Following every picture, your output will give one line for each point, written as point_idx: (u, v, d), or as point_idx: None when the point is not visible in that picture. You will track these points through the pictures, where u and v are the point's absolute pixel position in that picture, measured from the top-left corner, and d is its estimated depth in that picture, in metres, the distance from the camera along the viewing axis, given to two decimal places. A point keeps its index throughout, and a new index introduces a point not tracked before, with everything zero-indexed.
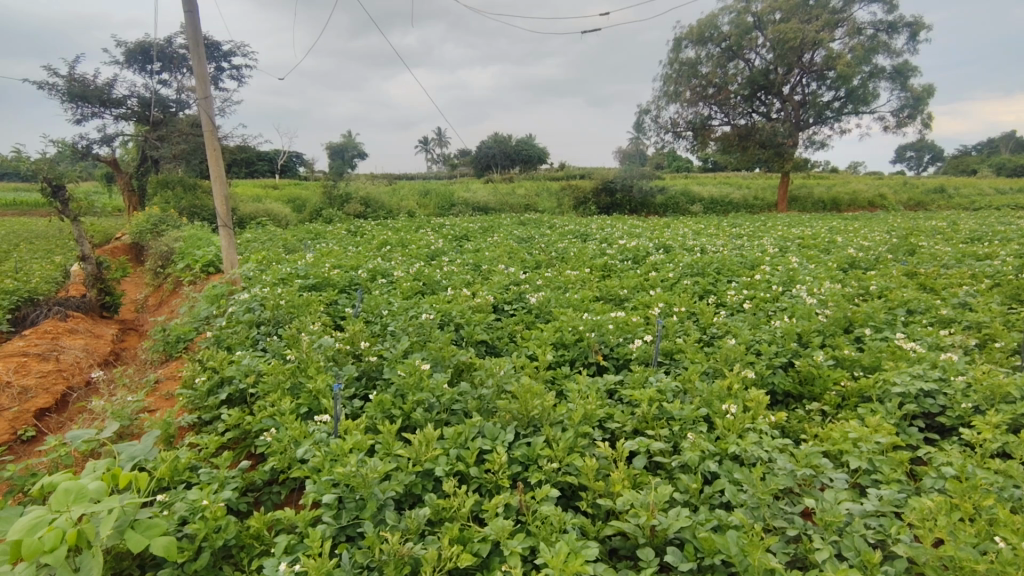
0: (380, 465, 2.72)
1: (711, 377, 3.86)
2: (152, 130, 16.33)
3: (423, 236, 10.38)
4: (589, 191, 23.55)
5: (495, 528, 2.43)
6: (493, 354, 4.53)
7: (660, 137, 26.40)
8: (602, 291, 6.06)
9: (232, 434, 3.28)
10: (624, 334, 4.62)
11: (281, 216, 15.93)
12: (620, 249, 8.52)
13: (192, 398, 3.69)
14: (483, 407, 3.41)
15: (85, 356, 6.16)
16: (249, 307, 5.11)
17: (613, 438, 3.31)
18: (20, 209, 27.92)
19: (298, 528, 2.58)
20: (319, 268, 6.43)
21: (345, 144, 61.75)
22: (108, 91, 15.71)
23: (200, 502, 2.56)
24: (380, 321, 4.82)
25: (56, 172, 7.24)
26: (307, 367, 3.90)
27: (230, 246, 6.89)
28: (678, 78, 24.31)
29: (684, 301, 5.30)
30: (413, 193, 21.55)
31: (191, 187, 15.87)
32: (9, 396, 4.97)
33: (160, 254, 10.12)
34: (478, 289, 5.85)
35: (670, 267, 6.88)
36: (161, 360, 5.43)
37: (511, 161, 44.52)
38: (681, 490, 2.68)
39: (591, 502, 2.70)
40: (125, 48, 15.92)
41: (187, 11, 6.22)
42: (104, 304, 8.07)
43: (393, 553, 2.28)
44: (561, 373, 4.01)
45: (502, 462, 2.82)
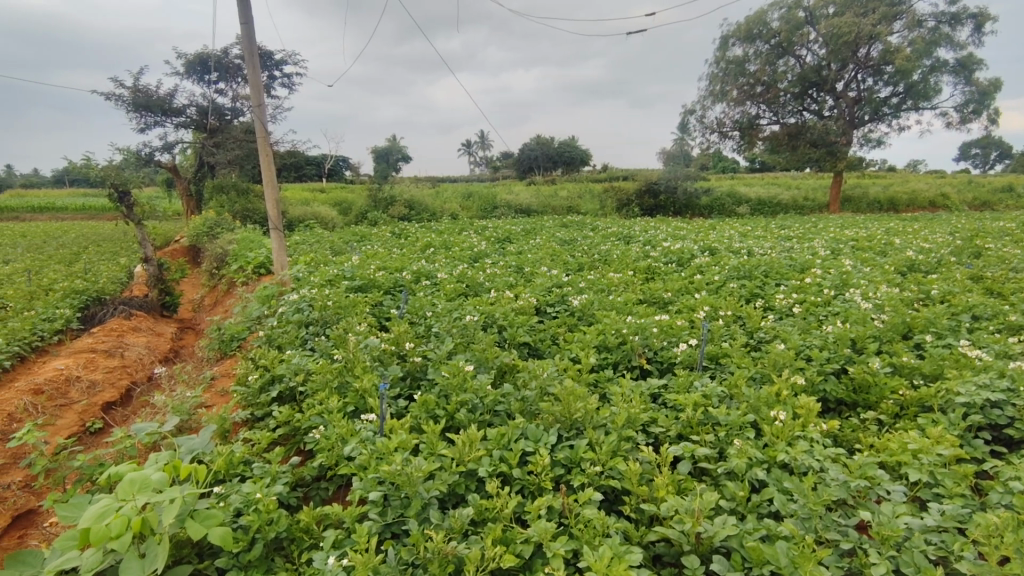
0: (424, 464, 2.77)
1: (759, 383, 3.77)
2: (209, 137, 17.06)
3: (467, 239, 10.47)
4: (632, 193, 23.31)
5: (538, 530, 2.43)
6: (536, 356, 4.54)
7: (706, 137, 25.88)
8: (645, 294, 5.98)
9: (283, 431, 3.39)
10: (668, 338, 4.54)
11: (328, 219, 16.36)
12: (663, 251, 8.39)
13: (246, 395, 3.86)
14: (526, 409, 3.42)
15: (147, 353, 6.47)
16: (299, 308, 5.26)
17: (657, 442, 3.27)
18: (88, 214, 29.51)
19: (345, 523, 2.66)
20: (365, 270, 6.58)
21: (390, 147, 62.91)
22: (169, 101, 16.46)
23: (254, 496, 2.67)
24: (425, 322, 4.90)
25: (122, 178, 7.64)
26: (354, 367, 3.99)
27: (280, 248, 7.10)
28: (725, 76, 23.82)
29: (731, 305, 5.18)
30: (457, 196, 21.80)
31: (244, 192, 16.62)
32: (80, 389, 5.28)
33: (216, 256, 10.56)
34: (520, 292, 5.87)
35: (715, 271, 6.74)
36: (217, 358, 5.65)
37: (554, 164, 44.43)
38: (727, 498, 2.64)
39: (635, 507, 2.68)
40: (185, 59, 16.66)
41: (242, 23, 6.48)
42: (164, 304, 8.47)
43: (438, 551, 2.32)
44: (604, 376, 3.98)
45: (545, 464, 2.83)
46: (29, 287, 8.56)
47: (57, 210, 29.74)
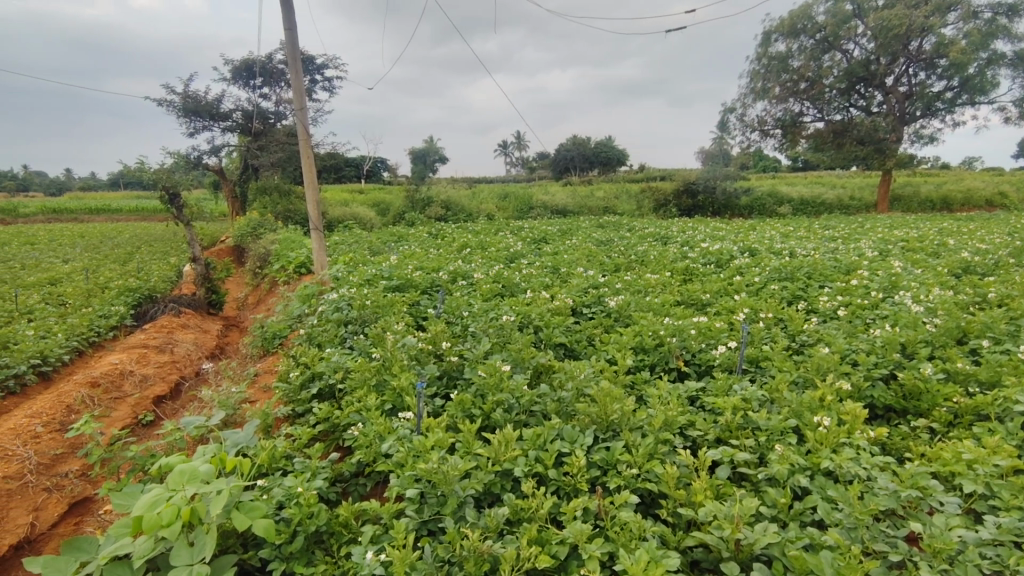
0: (460, 462, 2.80)
1: (801, 387, 3.66)
2: (253, 140, 17.58)
3: (502, 239, 10.51)
4: (670, 193, 22.99)
5: (574, 531, 2.42)
6: (571, 357, 4.52)
7: (746, 136, 25.34)
8: (683, 295, 5.90)
9: (323, 427, 3.46)
10: (707, 340, 4.46)
11: (366, 220, 16.65)
12: (702, 252, 8.24)
13: (288, 392, 3.96)
14: (562, 410, 3.41)
15: (195, 350, 6.72)
16: (339, 307, 5.36)
17: (694, 446, 3.22)
18: (141, 215, 30.81)
19: (383, 519, 2.70)
20: (403, 270, 6.66)
21: (427, 149, 63.59)
22: (217, 106, 17.03)
23: (295, 490, 2.74)
24: (461, 322, 4.93)
25: (173, 181, 7.95)
26: (392, 366, 4.04)
27: (320, 248, 7.25)
28: (767, 73, 23.25)
29: (772, 307, 5.05)
30: (493, 197, 21.89)
31: (286, 193, 17.06)
32: (133, 382, 5.52)
33: (260, 255, 10.87)
34: (557, 292, 5.86)
35: (756, 272, 6.59)
36: (260, 355, 5.82)
37: (590, 164, 44.15)
38: (768, 504, 2.58)
39: (672, 511, 2.65)
40: (232, 65, 17.22)
41: (286, 28, 6.66)
42: (211, 302, 8.77)
43: (474, 549, 2.34)
44: (641, 378, 3.93)
45: (581, 465, 2.82)
46: (87, 285, 8.98)
47: (113, 211, 31.14)
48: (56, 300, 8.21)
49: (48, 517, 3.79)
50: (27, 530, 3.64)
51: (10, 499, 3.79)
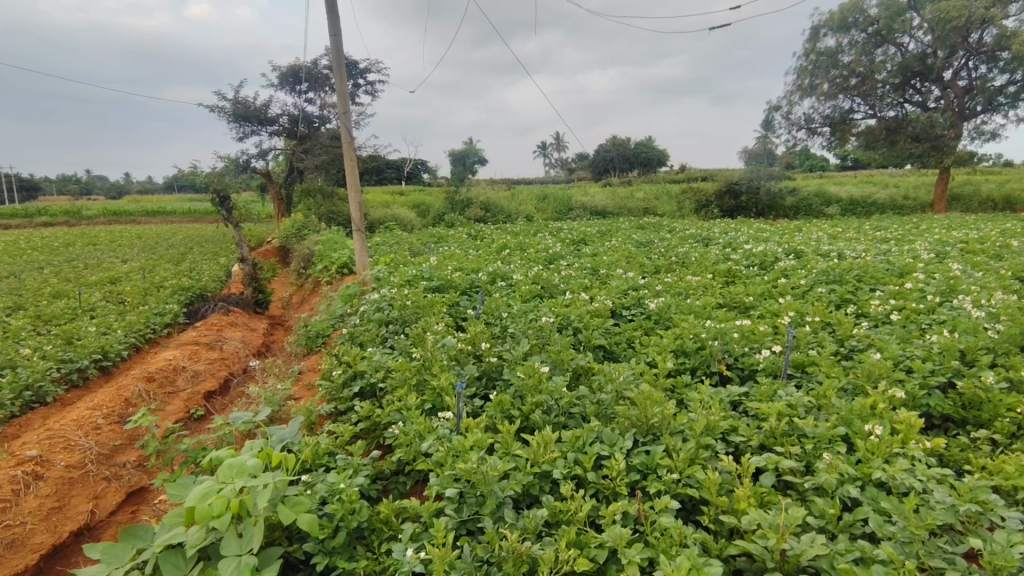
0: (499, 463, 2.81)
1: (851, 395, 3.53)
2: (298, 144, 18.08)
3: (541, 240, 10.53)
4: (712, 194, 22.54)
5: (613, 535, 2.39)
6: (611, 359, 4.48)
7: (792, 135, 24.65)
8: (726, 297, 5.77)
9: (364, 425, 3.53)
10: (750, 343, 4.35)
11: (406, 221, 16.89)
12: (746, 253, 8.05)
13: (330, 389, 4.05)
14: (601, 413, 3.38)
15: (243, 347, 6.95)
16: (380, 307, 5.45)
17: (737, 452, 3.14)
18: (194, 217, 32.08)
19: (423, 518, 2.73)
20: (443, 271, 6.73)
21: (466, 151, 64.04)
22: (265, 111, 17.59)
23: (338, 486, 2.80)
24: (500, 323, 4.95)
25: (223, 184, 8.24)
26: (432, 366, 4.08)
27: (362, 249, 7.38)
28: (815, 69, 22.52)
29: (819, 310, 4.89)
30: (531, 198, 21.89)
31: (329, 195, 17.45)
32: (186, 378, 5.74)
33: (304, 256, 11.16)
34: (596, 294, 5.82)
35: (802, 274, 6.40)
36: (304, 353, 5.97)
37: (630, 165, 43.67)
38: (815, 515, 2.50)
39: (714, 518, 2.59)
40: (279, 71, 17.75)
41: (332, 35, 6.81)
42: (258, 301, 9.05)
43: (513, 550, 2.34)
44: (682, 382, 3.87)
45: (620, 469, 2.79)
46: (144, 284, 9.40)
47: (168, 214, 32.51)
48: (115, 297, 8.62)
49: (106, 505, 3.98)
50: (87, 517, 3.81)
51: (72, 487, 3.99)
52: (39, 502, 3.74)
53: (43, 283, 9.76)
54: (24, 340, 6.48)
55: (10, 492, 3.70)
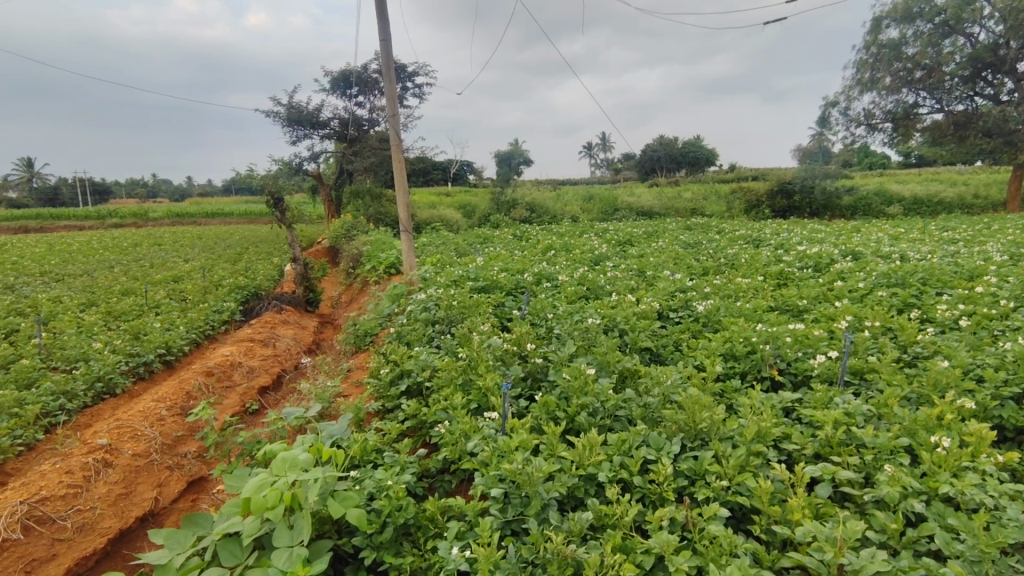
0: (544, 464, 2.80)
1: (914, 404, 3.36)
2: (348, 146, 18.56)
3: (587, 241, 10.46)
4: (763, 193, 21.91)
5: (660, 541, 2.34)
6: (657, 362, 4.41)
7: (850, 131, 23.69)
8: (778, 300, 5.59)
9: (411, 423, 3.59)
10: (804, 348, 4.18)
11: (452, 221, 17.10)
12: (799, 255, 7.78)
13: (378, 387, 4.13)
14: (648, 416, 3.33)
15: (294, 345, 7.17)
16: (427, 307, 5.53)
17: (790, 460, 3.03)
18: (250, 218, 33.33)
19: (468, 516, 2.75)
20: (488, 271, 6.77)
21: (512, 152, 64.23)
22: (317, 115, 18.13)
23: (385, 482, 2.84)
24: (546, 325, 4.94)
25: (277, 186, 8.52)
26: (477, 366, 4.11)
27: (409, 250, 7.51)
28: (876, 62, 21.53)
29: (880, 315, 4.67)
30: (577, 199, 21.79)
31: (377, 197, 17.82)
32: (242, 373, 5.96)
33: (353, 256, 11.44)
34: (643, 296, 5.73)
35: (860, 277, 6.15)
36: (353, 351, 6.12)
37: (677, 164, 42.82)
38: (875, 529, 2.39)
39: (765, 527, 2.51)
40: (331, 77, 18.27)
41: (382, 39, 6.95)
42: (309, 300, 9.32)
43: (557, 552, 2.33)
44: (731, 386, 3.76)
45: (667, 474, 2.74)
46: (203, 282, 9.83)
47: (225, 215, 33.85)
48: (178, 295, 9.04)
49: (170, 493, 4.17)
50: (152, 504, 4.01)
51: (138, 474, 4.20)
52: (108, 487, 3.95)
53: (113, 281, 10.33)
54: (96, 334, 6.86)
55: (83, 478, 3.92)
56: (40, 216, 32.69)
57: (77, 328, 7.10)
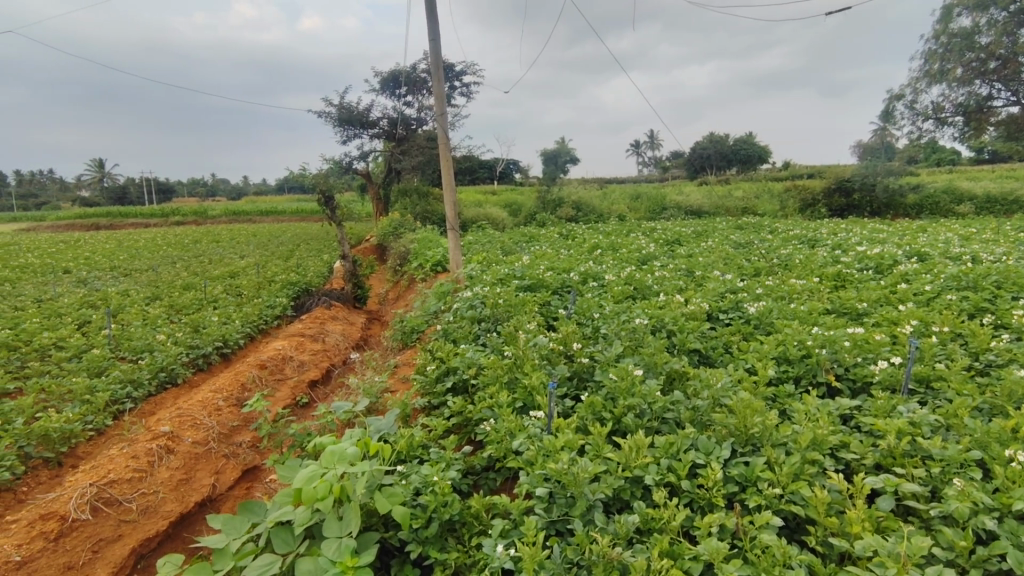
0: (590, 465, 2.76)
1: (986, 415, 3.16)
2: (397, 146, 18.88)
3: (634, 240, 10.31)
4: (819, 192, 21.16)
5: (709, 548, 2.28)
6: (706, 364, 4.30)
7: (916, 126, 22.59)
8: (835, 303, 5.37)
9: (457, 420, 3.61)
10: (864, 353, 3.99)
11: (498, 220, 17.17)
12: (860, 256, 7.45)
13: (425, 384, 4.18)
14: (697, 419, 3.25)
15: (343, 340, 7.35)
16: (473, 304, 5.57)
17: (848, 470, 2.90)
18: (303, 216, 34.34)
19: (512, 514, 2.75)
20: (534, 269, 6.76)
21: (558, 150, 64.04)
22: (366, 115, 18.52)
23: (431, 478, 2.86)
24: (592, 324, 4.89)
25: (328, 185, 8.74)
26: (523, 365, 4.09)
27: (456, 248, 7.57)
28: (946, 52, 20.41)
29: (948, 320, 4.41)
30: (624, 198, 21.53)
31: (424, 195, 18.08)
32: (293, 367, 6.15)
33: (401, 254, 11.65)
34: (691, 296, 5.60)
35: (927, 279, 5.83)
36: (399, 347, 6.23)
37: (728, 163, 41.68)
38: (942, 546, 2.26)
39: (822, 539, 2.41)
40: (381, 77, 18.63)
41: (431, 38, 7.02)
42: (357, 297, 9.54)
43: (603, 555, 2.30)
44: (785, 391, 3.63)
45: (717, 479, 2.66)
46: (258, 278, 10.18)
47: (280, 214, 34.97)
48: (235, 290, 9.39)
49: (226, 480, 4.34)
50: (210, 490, 4.18)
51: (197, 461, 4.38)
52: (170, 473, 4.13)
53: (175, 276, 10.82)
54: (160, 327, 7.20)
55: (147, 463, 4.11)
56: (112, 214, 34.57)
57: (143, 320, 7.46)
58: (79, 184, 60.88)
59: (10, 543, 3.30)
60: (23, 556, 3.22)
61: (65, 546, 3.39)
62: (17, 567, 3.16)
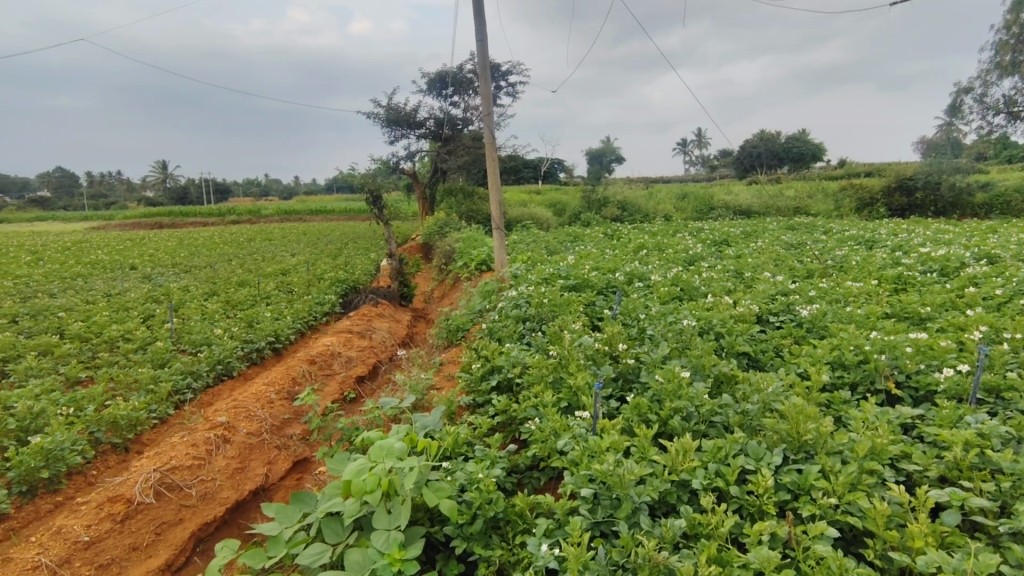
0: (636, 467, 2.74)
1: None
2: (443, 146, 19.12)
3: (681, 241, 10.15)
4: (878, 191, 20.31)
5: (759, 557, 2.21)
6: (756, 368, 4.19)
7: (986, 121, 21.43)
8: (896, 307, 5.15)
9: (501, 419, 3.63)
10: (927, 360, 3.80)
11: (542, 220, 17.18)
12: (924, 257, 7.12)
13: (470, 381, 4.23)
14: (746, 424, 3.16)
15: (389, 337, 7.49)
16: (518, 304, 5.59)
17: (909, 482, 2.77)
18: (350, 215, 35.14)
19: (556, 514, 2.74)
20: (579, 269, 6.72)
21: (604, 149, 63.50)
22: (413, 116, 18.82)
23: (476, 475, 2.88)
24: (638, 325, 4.84)
25: (376, 184, 8.92)
26: (568, 365, 4.08)
27: (501, 247, 7.61)
28: (1020, 43, 19.29)
29: (1021, 326, 4.16)
30: (671, 198, 21.20)
31: (469, 195, 18.26)
32: (341, 363, 6.30)
33: (446, 253, 11.80)
34: (741, 298, 5.47)
35: (998, 283, 5.51)
36: (444, 345, 6.31)
37: (780, 161, 40.47)
38: (1013, 564, 2.13)
39: (880, 553, 2.31)
40: (428, 78, 18.89)
41: (479, 39, 7.07)
42: (404, 294, 9.70)
43: (649, 558, 2.27)
44: (840, 398, 3.50)
45: (768, 486, 2.59)
46: (309, 275, 10.47)
47: (329, 212, 35.88)
48: (286, 287, 9.69)
49: (278, 471, 4.49)
50: (263, 479, 4.33)
51: (252, 451, 4.55)
52: (227, 461, 4.30)
53: (232, 273, 11.25)
54: (217, 321, 7.51)
55: (205, 451, 4.28)
56: (174, 214, 36.11)
57: (202, 315, 7.79)
58: (144, 185, 64.15)
59: (80, 523, 3.49)
60: (92, 536, 3.40)
61: (130, 528, 3.57)
62: (86, 546, 3.35)
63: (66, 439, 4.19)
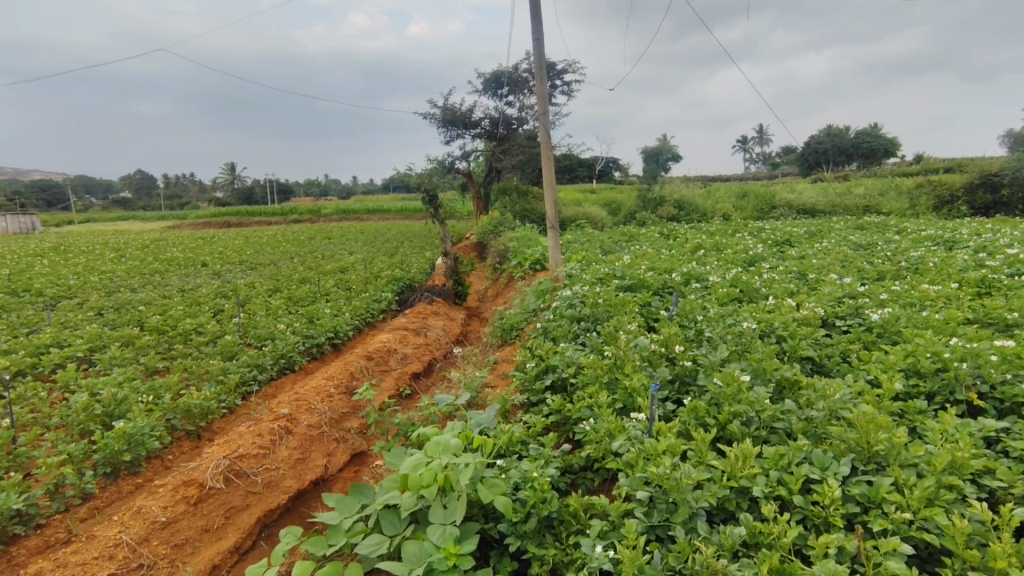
0: (694, 472, 2.68)
1: None
2: (497, 145, 19.26)
3: (741, 241, 9.85)
4: (958, 188, 19.05)
5: (825, 569, 2.11)
6: (822, 373, 4.01)
7: None
8: (978, 312, 4.82)
9: (555, 419, 3.62)
10: (1013, 368, 3.53)
11: (596, 219, 17.05)
12: (1012, 259, 6.63)
13: (524, 380, 4.24)
14: (811, 431, 3.04)
15: (443, 335, 7.61)
16: (572, 303, 5.56)
17: (993, 499, 2.59)
18: (406, 215, 35.94)
19: (610, 516, 2.70)
20: (635, 269, 6.62)
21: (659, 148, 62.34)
22: (468, 116, 19.02)
23: (530, 474, 2.89)
24: (695, 326, 4.73)
25: (432, 184, 9.07)
26: (623, 365, 4.03)
27: (556, 246, 7.60)
28: None
29: None
30: (730, 197, 20.61)
31: (523, 194, 18.32)
32: (397, 359, 6.44)
33: (500, 252, 11.88)
34: (805, 300, 5.26)
35: None
36: (498, 344, 6.37)
37: (848, 157, 38.61)
38: None
39: (959, 573, 2.17)
40: (484, 78, 19.07)
41: (536, 38, 7.08)
42: (458, 293, 9.83)
43: (707, 565, 2.20)
44: (914, 407, 3.31)
45: (835, 496, 2.47)
46: (366, 273, 10.75)
47: (385, 211, 36.78)
48: (345, 284, 9.99)
49: (336, 462, 4.64)
50: (322, 470, 4.49)
51: (312, 442, 4.71)
52: (289, 452, 4.47)
53: (294, 270, 11.68)
54: (281, 317, 7.82)
55: (270, 441, 4.46)
56: (242, 214, 37.86)
57: (267, 310, 8.13)
58: (213, 185, 67.68)
59: (158, 504, 3.71)
60: (168, 517, 3.61)
61: (202, 510, 3.77)
62: (163, 526, 3.56)
63: (146, 424, 4.45)
